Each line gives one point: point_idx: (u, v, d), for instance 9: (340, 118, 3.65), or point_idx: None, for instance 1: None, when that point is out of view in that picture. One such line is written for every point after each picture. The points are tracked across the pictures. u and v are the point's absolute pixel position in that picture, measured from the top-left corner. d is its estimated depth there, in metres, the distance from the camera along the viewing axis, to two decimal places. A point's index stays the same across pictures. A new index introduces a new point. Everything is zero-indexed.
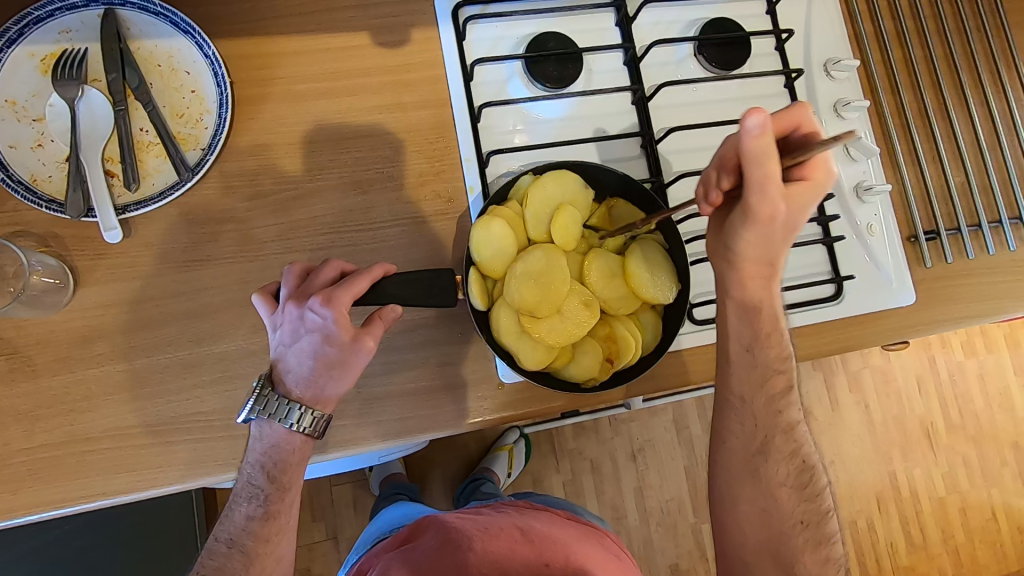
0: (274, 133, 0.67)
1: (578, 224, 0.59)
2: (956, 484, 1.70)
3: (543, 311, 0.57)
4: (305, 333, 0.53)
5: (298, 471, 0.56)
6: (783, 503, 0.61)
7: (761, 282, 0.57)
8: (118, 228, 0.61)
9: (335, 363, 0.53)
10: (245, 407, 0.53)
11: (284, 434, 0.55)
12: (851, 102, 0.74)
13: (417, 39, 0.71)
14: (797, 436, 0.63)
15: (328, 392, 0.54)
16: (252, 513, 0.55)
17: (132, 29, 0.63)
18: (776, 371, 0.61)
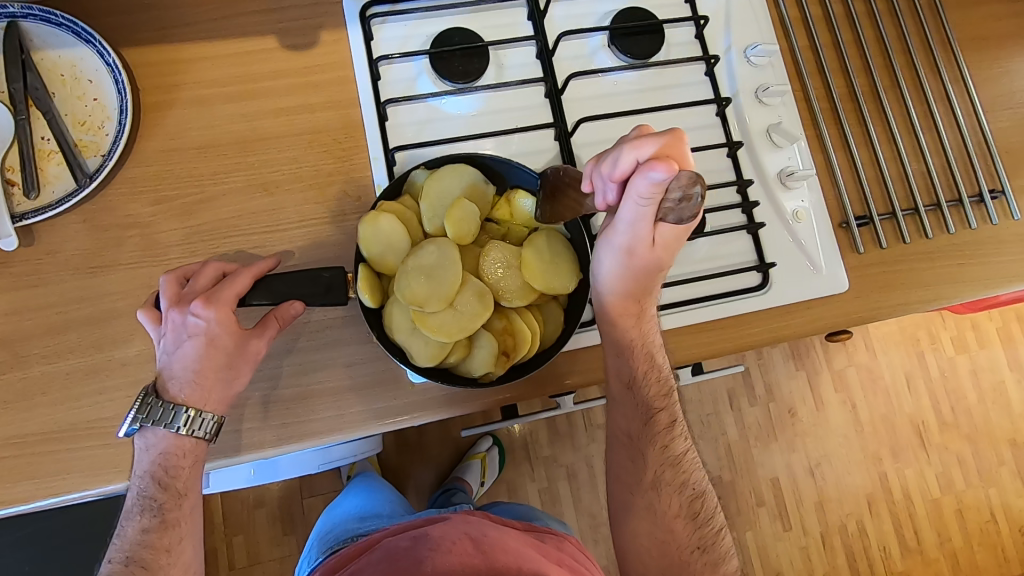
0: (180, 138, 0.67)
1: (475, 217, 0.57)
2: (952, 485, 1.64)
3: (434, 306, 0.55)
4: (188, 338, 0.52)
5: (192, 475, 0.53)
6: (679, 534, 0.62)
7: (633, 319, 0.61)
8: (13, 235, 0.61)
9: (223, 365, 0.53)
10: (126, 416, 0.51)
11: (174, 439, 0.53)
12: (770, 86, 0.72)
13: (325, 40, 0.71)
14: (687, 468, 0.64)
15: (219, 395, 0.53)
16: (146, 526, 0.52)
17: (36, 40, 0.65)
18: (658, 406, 0.64)
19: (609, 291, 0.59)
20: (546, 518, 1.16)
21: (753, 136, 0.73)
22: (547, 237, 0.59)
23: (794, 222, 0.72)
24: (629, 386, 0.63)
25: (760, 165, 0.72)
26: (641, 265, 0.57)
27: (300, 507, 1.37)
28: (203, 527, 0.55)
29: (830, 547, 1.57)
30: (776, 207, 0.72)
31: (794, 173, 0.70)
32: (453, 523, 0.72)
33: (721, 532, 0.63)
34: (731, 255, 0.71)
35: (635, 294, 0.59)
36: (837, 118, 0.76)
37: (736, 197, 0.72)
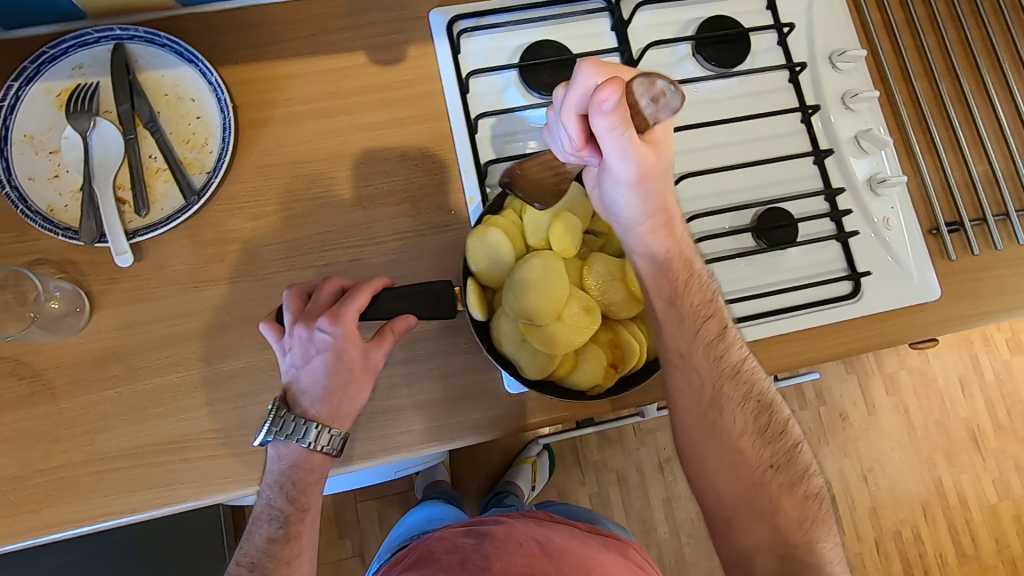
0: (276, 154, 0.68)
1: (578, 230, 0.58)
2: (1009, 490, 1.61)
3: (542, 318, 0.56)
4: (316, 353, 0.54)
5: (317, 491, 0.55)
6: (747, 454, 0.55)
7: (664, 231, 0.55)
8: (129, 252, 0.63)
9: (347, 381, 0.54)
10: (261, 430, 0.53)
11: (304, 454, 0.55)
12: (859, 93, 0.71)
13: (412, 55, 0.71)
14: (749, 376, 0.57)
15: (345, 409, 0.55)
16: (272, 535, 0.53)
17: (140, 61, 0.66)
18: (706, 316, 0.57)
19: (635, 223, 0.54)
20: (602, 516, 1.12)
21: (841, 143, 0.73)
22: None
23: (885, 229, 0.71)
24: (671, 305, 0.56)
25: (849, 173, 0.72)
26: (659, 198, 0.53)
27: (356, 512, 1.38)
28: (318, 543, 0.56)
29: (885, 553, 1.55)
30: (867, 215, 0.72)
31: (885, 180, 0.70)
32: (514, 525, 0.73)
33: (796, 444, 0.57)
34: (822, 264, 0.71)
35: (660, 218, 0.54)
36: (924, 124, 0.76)
37: (825, 205, 0.72)
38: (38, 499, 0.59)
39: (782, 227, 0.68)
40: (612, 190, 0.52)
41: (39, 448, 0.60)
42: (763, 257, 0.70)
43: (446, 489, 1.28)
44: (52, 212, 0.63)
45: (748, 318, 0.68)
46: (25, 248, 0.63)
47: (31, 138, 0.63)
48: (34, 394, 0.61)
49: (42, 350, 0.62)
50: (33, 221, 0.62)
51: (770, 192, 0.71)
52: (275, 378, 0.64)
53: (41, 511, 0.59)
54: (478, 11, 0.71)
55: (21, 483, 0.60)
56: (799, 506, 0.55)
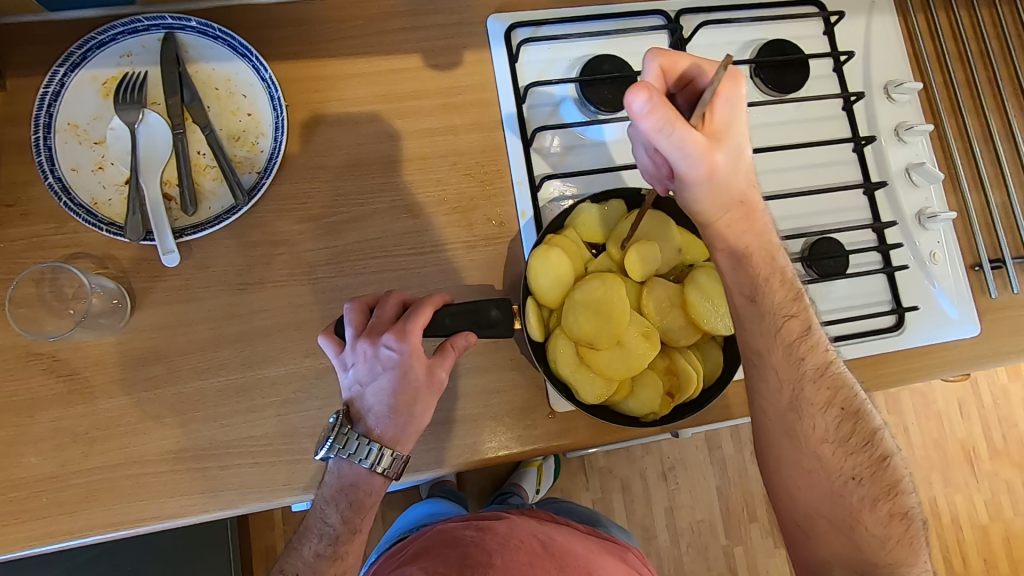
0: (326, 155, 0.66)
1: (656, 257, 0.58)
2: (1000, 512, 1.64)
3: (603, 343, 0.55)
4: (382, 370, 0.53)
5: (370, 512, 0.55)
6: (829, 462, 0.55)
7: (744, 225, 0.53)
8: (176, 252, 0.61)
9: (413, 399, 0.53)
10: (324, 445, 0.52)
11: (363, 474, 0.54)
12: (913, 126, 0.71)
13: (468, 61, 0.70)
14: (834, 381, 0.55)
15: (408, 430, 0.54)
16: (321, 550, 0.54)
17: (190, 52, 0.64)
18: (788, 315, 0.54)
19: (712, 221, 0.53)
20: (608, 522, 0.94)
21: (892, 176, 0.73)
22: (709, 277, 0.58)
23: (930, 264, 0.72)
24: (751, 301, 0.54)
25: (898, 206, 0.72)
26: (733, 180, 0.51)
27: None
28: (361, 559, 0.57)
29: None
30: (913, 249, 0.72)
31: (934, 215, 0.70)
32: (514, 521, 0.71)
33: (885, 456, 0.56)
34: (867, 295, 0.71)
35: (732, 202, 0.52)
36: (972, 158, 0.76)
37: (873, 237, 0.72)
38: (72, 501, 0.58)
39: (833, 259, 0.68)
40: (681, 189, 0.51)
41: (74, 449, 0.59)
42: (810, 287, 0.70)
43: (455, 491, 1.17)
44: (96, 205, 0.61)
45: None
46: (64, 241, 0.61)
47: (75, 127, 0.61)
48: (70, 392, 0.59)
49: (80, 347, 0.60)
50: (76, 214, 0.60)
51: (820, 221, 0.71)
52: (319, 386, 0.62)
53: (75, 513, 0.58)
54: (537, 21, 0.70)
55: (55, 484, 0.58)
56: (881, 524, 0.53)
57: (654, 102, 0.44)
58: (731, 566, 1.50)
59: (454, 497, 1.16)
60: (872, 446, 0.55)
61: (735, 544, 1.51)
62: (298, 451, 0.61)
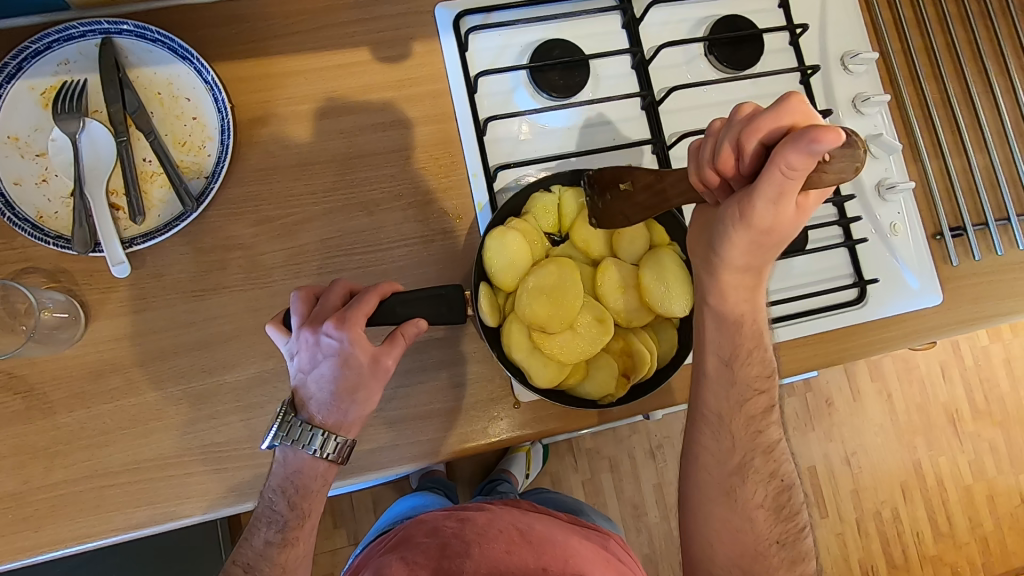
0: (276, 156, 0.66)
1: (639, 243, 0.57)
2: (983, 471, 1.67)
3: (554, 327, 0.55)
4: (322, 358, 0.52)
5: (318, 497, 0.55)
6: (759, 525, 0.57)
7: (744, 292, 0.52)
8: (125, 261, 0.60)
9: (355, 387, 0.52)
10: (268, 433, 0.52)
11: (308, 460, 0.54)
12: (870, 97, 0.71)
13: (417, 52, 0.69)
14: (776, 455, 0.58)
15: (351, 416, 0.53)
16: (271, 537, 0.54)
17: (130, 57, 0.63)
18: (755, 390, 0.56)
19: (723, 267, 0.49)
20: (591, 509, 0.93)
21: None
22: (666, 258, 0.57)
23: (891, 235, 0.72)
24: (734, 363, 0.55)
25: (858, 178, 0.72)
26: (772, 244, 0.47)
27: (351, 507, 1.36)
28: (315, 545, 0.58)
29: (865, 533, 1.60)
30: (873, 221, 0.72)
31: (893, 186, 0.70)
32: (498, 510, 0.64)
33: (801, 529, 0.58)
34: (829, 270, 0.71)
35: (753, 267, 0.49)
36: (931, 127, 0.76)
37: (833, 210, 0.71)
38: (38, 516, 0.58)
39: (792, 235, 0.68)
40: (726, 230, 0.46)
41: (37, 464, 0.59)
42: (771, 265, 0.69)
43: (444, 481, 1.18)
44: (42, 219, 0.60)
45: None
46: (14, 256, 0.61)
47: (16, 139, 0.60)
48: (29, 409, 0.59)
49: (36, 363, 0.59)
50: (21, 229, 0.59)
51: None
52: (281, 390, 0.62)
53: (42, 528, 0.58)
54: (485, 7, 0.69)
55: (20, 500, 0.58)
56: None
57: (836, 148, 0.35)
58: None
59: (441, 489, 1.17)
60: (797, 519, 0.58)
61: None
62: (263, 455, 0.61)
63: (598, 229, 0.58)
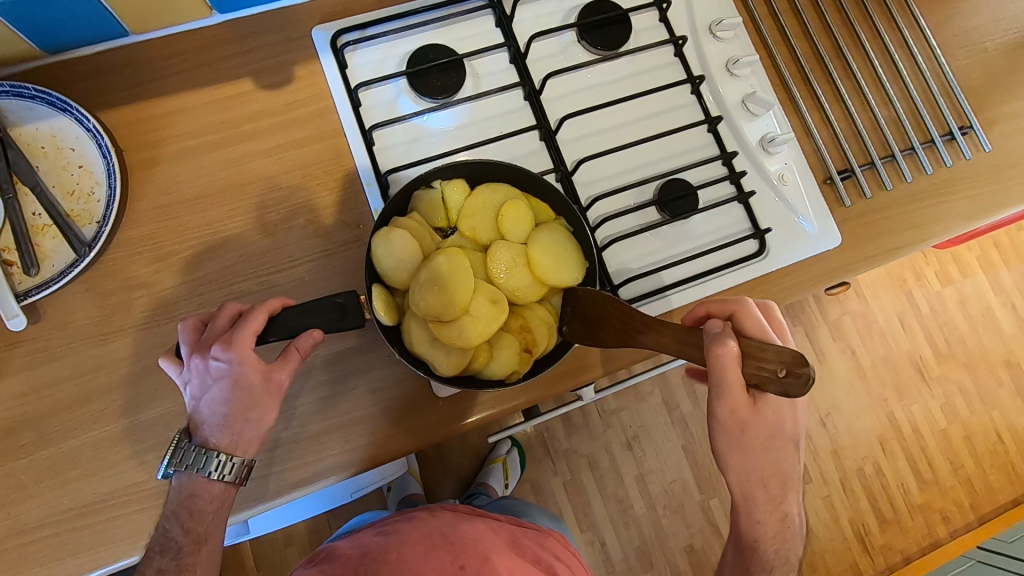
0: (171, 192, 0.67)
1: (523, 221, 0.60)
2: (957, 414, 1.68)
3: (450, 314, 0.55)
4: (213, 382, 0.52)
5: (216, 520, 0.55)
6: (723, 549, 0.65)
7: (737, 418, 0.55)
8: (21, 314, 0.60)
9: (249, 406, 0.53)
10: (161, 461, 0.52)
11: (203, 484, 0.54)
12: (740, 58, 0.74)
13: (299, 75, 0.71)
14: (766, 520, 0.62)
15: (247, 436, 0.54)
16: (165, 565, 0.53)
17: (9, 116, 0.63)
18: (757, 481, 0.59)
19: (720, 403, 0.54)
20: (537, 510, 0.92)
21: (730, 109, 0.75)
22: (551, 232, 0.60)
23: (781, 185, 0.74)
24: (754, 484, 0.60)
25: (742, 136, 0.75)
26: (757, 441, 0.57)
27: None
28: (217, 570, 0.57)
29: (851, 493, 1.61)
30: (762, 174, 0.74)
31: (774, 138, 0.73)
32: (428, 515, 0.63)
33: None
34: (728, 226, 0.73)
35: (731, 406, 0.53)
36: (807, 80, 0.79)
37: (722, 169, 0.74)
38: None
39: (683, 198, 0.70)
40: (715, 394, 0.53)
41: None
42: (669, 229, 0.71)
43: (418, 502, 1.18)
44: None
45: (664, 289, 0.70)
46: None
47: None
48: None
49: None
50: None
51: (668, 165, 0.73)
52: None
53: None
54: (359, 23, 0.71)
55: None
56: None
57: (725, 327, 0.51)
58: (709, 518, 1.51)
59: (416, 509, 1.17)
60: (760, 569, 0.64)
61: (709, 497, 1.52)
62: None
63: (482, 215, 0.60)
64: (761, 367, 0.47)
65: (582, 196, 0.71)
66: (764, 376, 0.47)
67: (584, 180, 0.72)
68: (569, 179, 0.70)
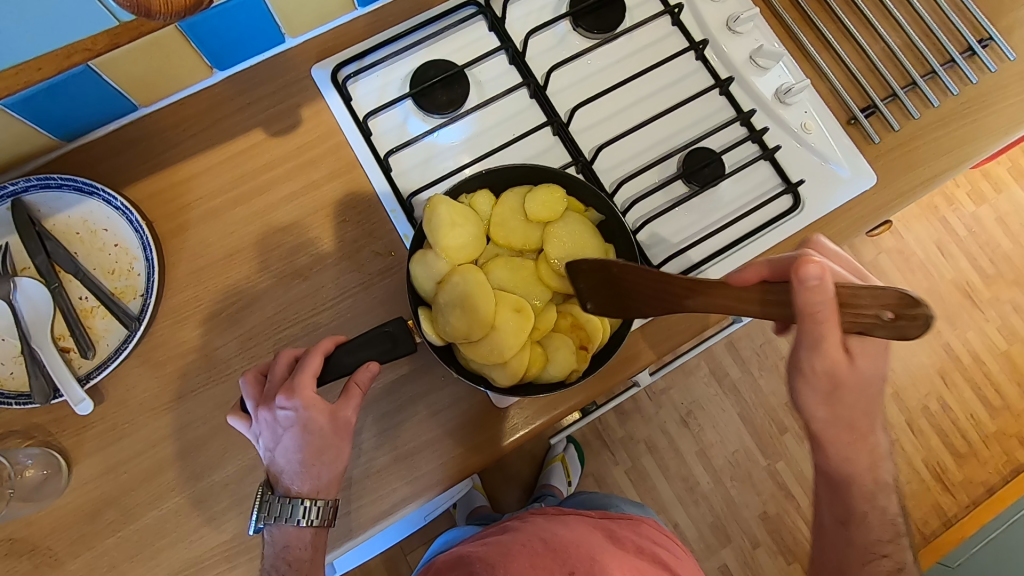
0: (204, 254, 0.68)
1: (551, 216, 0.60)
2: (1016, 333, 1.62)
3: (477, 334, 0.56)
4: (284, 431, 0.53)
5: (314, 564, 0.56)
6: (878, 507, 0.64)
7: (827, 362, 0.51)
8: (87, 398, 0.61)
9: (322, 449, 0.53)
10: (251, 518, 0.54)
11: (295, 532, 0.55)
12: (740, 15, 0.72)
13: (307, 116, 0.71)
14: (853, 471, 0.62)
15: (326, 479, 0.54)
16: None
17: (41, 209, 0.65)
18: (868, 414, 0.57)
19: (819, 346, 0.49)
20: (622, 500, 0.90)
21: (739, 67, 0.73)
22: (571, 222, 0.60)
23: (805, 134, 0.72)
24: (838, 429, 0.58)
25: (756, 92, 0.73)
26: (846, 394, 0.55)
27: (406, 566, 1.29)
28: None
29: (920, 432, 1.56)
30: (784, 127, 0.73)
31: (791, 89, 0.71)
32: (520, 527, 0.62)
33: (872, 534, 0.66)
34: (759, 186, 0.72)
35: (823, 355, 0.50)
36: (811, 23, 0.76)
37: (742, 129, 0.73)
38: None
39: (709, 165, 0.69)
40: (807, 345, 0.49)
41: None
42: (698, 199, 0.70)
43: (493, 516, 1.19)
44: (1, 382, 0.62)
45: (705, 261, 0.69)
46: None
47: None
48: (38, 565, 0.60)
49: (33, 520, 0.60)
50: None
51: (687, 135, 0.72)
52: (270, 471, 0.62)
53: None
54: (356, 55, 0.71)
55: None
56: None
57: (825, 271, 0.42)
58: (778, 482, 1.48)
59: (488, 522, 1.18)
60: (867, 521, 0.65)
61: (775, 461, 1.49)
62: None
63: (513, 222, 0.61)
64: (868, 321, 0.42)
65: (606, 182, 0.71)
66: (874, 331, 0.41)
67: (606, 166, 0.71)
68: (590, 168, 0.69)
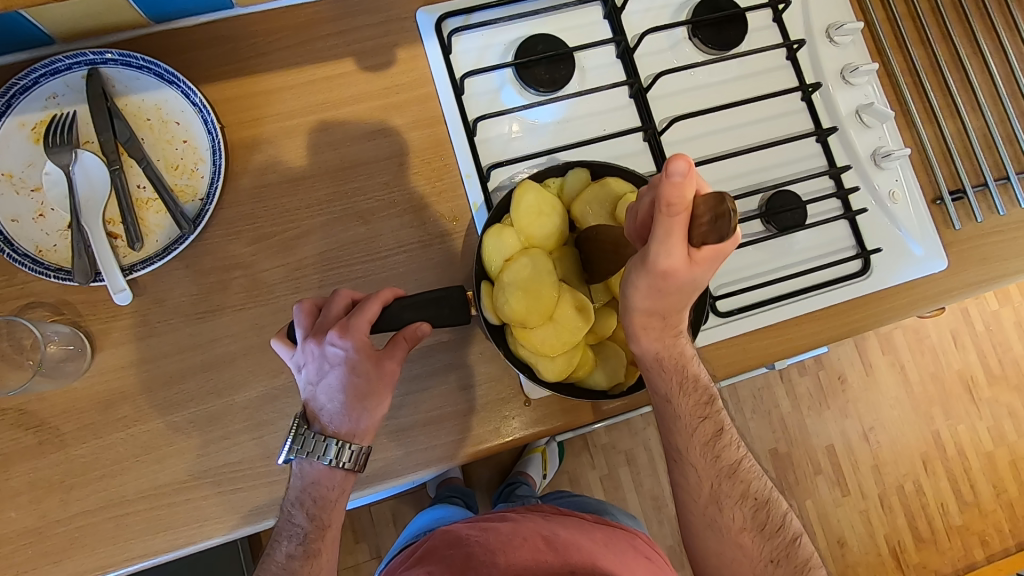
0: (270, 173, 0.66)
1: None
2: (1003, 436, 1.64)
3: (533, 322, 0.55)
4: (329, 368, 0.53)
5: (337, 507, 0.56)
6: (749, 550, 0.60)
7: (659, 325, 0.54)
8: (127, 289, 0.61)
9: (364, 394, 0.53)
10: (284, 447, 0.54)
11: (325, 471, 0.55)
12: (858, 67, 0.70)
13: (401, 58, 0.68)
14: (744, 473, 0.62)
15: (363, 424, 0.54)
16: (292, 550, 0.55)
17: (117, 86, 0.63)
18: (702, 418, 0.60)
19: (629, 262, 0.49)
20: (616, 509, 0.92)
21: (841, 118, 0.72)
22: None
23: (890, 202, 0.71)
24: (652, 317, 0.52)
25: (852, 149, 0.72)
26: (674, 288, 0.48)
27: (369, 517, 1.30)
28: (337, 554, 0.58)
29: (889, 508, 1.59)
30: (871, 189, 0.72)
31: (889, 154, 0.70)
32: (521, 517, 0.63)
33: (794, 539, 0.60)
34: (831, 242, 0.71)
35: (661, 309, 0.51)
36: (922, 92, 0.74)
37: (830, 182, 0.72)
38: (58, 549, 0.58)
39: (791, 211, 0.68)
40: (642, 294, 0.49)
41: (53, 497, 0.59)
42: (772, 242, 0.70)
43: (464, 489, 1.19)
44: (41, 252, 0.61)
45: (763, 306, 0.68)
46: (16, 292, 0.61)
47: (10, 176, 0.61)
48: (42, 442, 0.59)
49: (46, 397, 0.59)
50: (22, 264, 0.60)
51: (776, 174, 0.71)
52: (290, 404, 0.62)
53: (62, 560, 0.58)
54: (466, 9, 0.68)
55: (40, 534, 0.58)
56: None
57: (691, 175, 0.38)
58: None
59: (461, 496, 1.18)
60: (784, 531, 0.60)
61: None
62: (278, 471, 0.61)
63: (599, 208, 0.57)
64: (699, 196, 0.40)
65: None
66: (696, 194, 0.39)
67: None
68: None
